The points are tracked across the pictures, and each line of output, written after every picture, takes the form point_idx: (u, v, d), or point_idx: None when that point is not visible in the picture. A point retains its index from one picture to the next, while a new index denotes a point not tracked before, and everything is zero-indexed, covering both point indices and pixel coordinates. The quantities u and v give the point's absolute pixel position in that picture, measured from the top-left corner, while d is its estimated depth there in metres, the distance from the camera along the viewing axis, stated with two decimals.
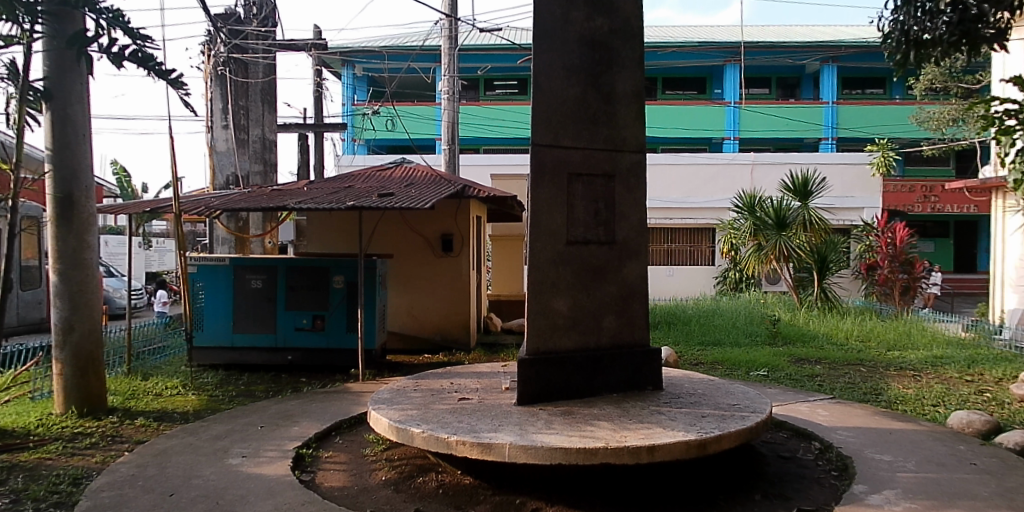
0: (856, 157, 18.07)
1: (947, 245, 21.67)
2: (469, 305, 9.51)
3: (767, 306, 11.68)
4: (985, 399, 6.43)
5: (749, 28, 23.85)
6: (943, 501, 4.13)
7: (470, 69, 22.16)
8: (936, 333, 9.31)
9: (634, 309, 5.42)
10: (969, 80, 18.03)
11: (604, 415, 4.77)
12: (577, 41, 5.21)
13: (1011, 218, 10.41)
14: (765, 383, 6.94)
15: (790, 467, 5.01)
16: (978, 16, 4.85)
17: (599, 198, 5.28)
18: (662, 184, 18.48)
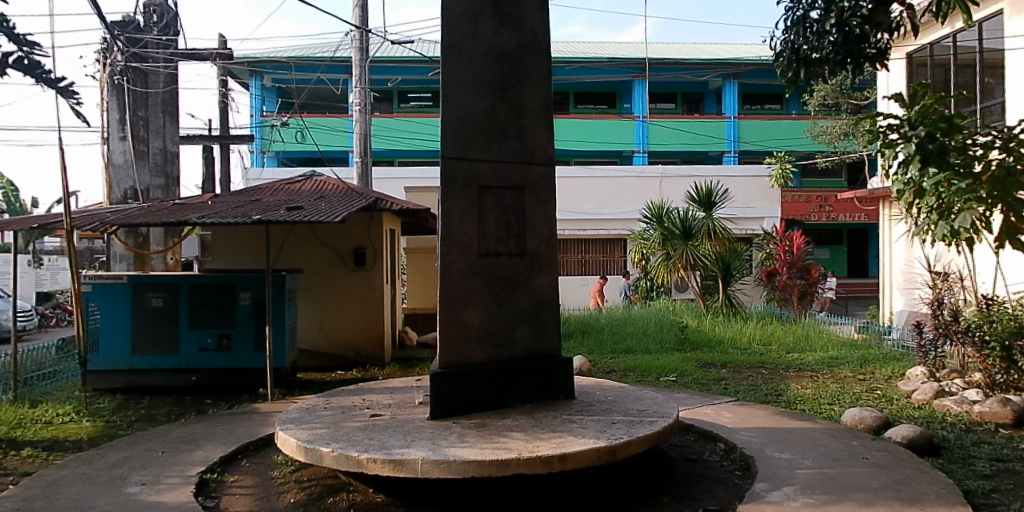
0: (755, 170, 19.07)
1: (841, 252, 22.90)
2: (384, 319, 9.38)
3: (675, 313, 12.04)
4: (875, 396, 6.82)
5: (655, 45, 24.73)
6: (838, 494, 4.33)
7: (381, 82, 22.05)
8: (832, 334, 9.83)
9: (544, 320, 5.48)
10: (858, 97, 19.26)
11: (517, 426, 4.77)
12: (485, 55, 5.23)
13: (896, 225, 11.13)
14: (673, 388, 7.11)
15: (697, 469, 5.15)
16: (862, 37, 5.17)
17: (509, 210, 5.32)
18: (576, 196, 18.81)
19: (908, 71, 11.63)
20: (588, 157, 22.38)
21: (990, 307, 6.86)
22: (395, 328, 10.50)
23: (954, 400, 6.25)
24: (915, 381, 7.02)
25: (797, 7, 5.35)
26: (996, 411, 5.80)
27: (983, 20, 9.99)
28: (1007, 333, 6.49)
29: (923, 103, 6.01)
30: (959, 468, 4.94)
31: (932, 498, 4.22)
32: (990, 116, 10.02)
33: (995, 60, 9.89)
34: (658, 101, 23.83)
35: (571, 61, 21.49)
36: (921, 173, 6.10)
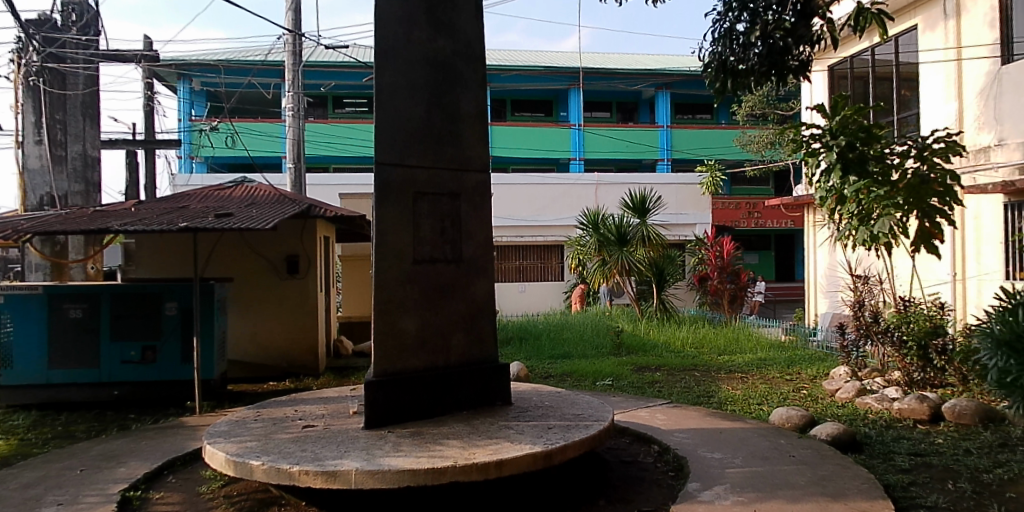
0: (687, 177, 19.67)
1: (769, 257, 23.65)
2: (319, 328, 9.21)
3: (610, 317, 12.20)
4: (802, 395, 7.07)
5: (591, 55, 25.18)
6: (767, 492, 4.45)
7: (314, 87, 21.73)
8: (761, 337, 10.14)
9: (481, 326, 5.47)
10: (784, 107, 20.01)
11: (453, 433, 4.74)
12: (419, 61, 5.20)
13: (819, 231, 11.60)
14: (610, 392, 7.20)
15: (632, 471, 5.23)
16: (785, 50, 5.33)
17: (444, 217, 5.29)
18: (511, 204, 18.92)
19: (830, 83, 12.23)
20: (527, 164, 22.51)
21: (907, 308, 7.21)
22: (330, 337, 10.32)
23: (875, 398, 6.53)
24: (838, 380, 7.31)
25: (723, 20, 5.53)
26: (915, 407, 6.09)
27: (899, 36, 10.53)
28: (923, 333, 6.85)
29: (843, 114, 6.31)
30: (880, 463, 5.15)
31: (855, 493, 4.39)
32: (906, 126, 10.56)
33: (909, 73, 10.41)
34: (594, 110, 24.22)
35: (507, 69, 21.58)
36: (842, 181, 6.38)
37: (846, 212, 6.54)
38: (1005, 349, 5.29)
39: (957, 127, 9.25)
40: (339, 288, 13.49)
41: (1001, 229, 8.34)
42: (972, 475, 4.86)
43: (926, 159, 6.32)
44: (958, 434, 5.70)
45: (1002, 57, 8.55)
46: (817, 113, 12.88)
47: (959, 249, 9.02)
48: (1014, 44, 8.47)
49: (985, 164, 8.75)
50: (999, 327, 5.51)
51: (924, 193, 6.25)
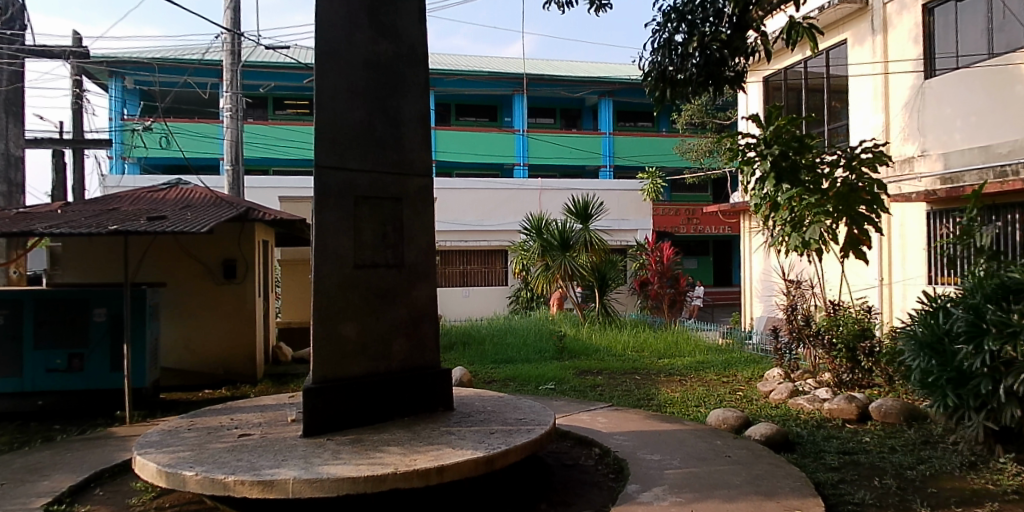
0: (629, 184, 19.91)
1: (707, 263, 24.21)
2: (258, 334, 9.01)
3: (553, 322, 12.29)
4: (738, 396, 7.26)
5: (536, 62, 25.42)
6: (703, 492, 4.54)
7: (252, 88, 21.32)
8: (699, 340, 10.38)
9: (423, 331, 5.44)
10: (722, 116, 20.56)
11: (394, 440, 4.69)
12: (360, 63, 5.14)
13: (755, 237, 11.96)
14: (552, 396, 7.25)
15: (573, 474, 5.27)
16: (722, 61, 5.43)
17: (386, 221, 5.25)
18: (457, 208, 18.76)
19: (764, 94, 12.64)
20: (470, 169, 22.59)
21: (836, 311, 7.50)
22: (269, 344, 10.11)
23: (807, 399, 6.77)
24: (772, 381, 7.54)
25: (663, 31, 5.66)
26: (843, 407, 6.33)
27: (830, 49, 10.95)
28: (852, 335, 7.15)
29: (777, 124, 6.54)
30: (812, 462, 5.33)
31: (788, 491, 4.53)
32: (837, 137, 10.99)
33: (840, 86, 10.83)
34: (538, 116, 24.44)
35: (452, 73, 21.51)
36: (776, 188, 6.60)
37: (780, 219, 6.77)
38: (927, 350, 5.56)
39: (884, 138, 9.69)
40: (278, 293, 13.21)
41: (924, 236, 8.77)
42: (897, 472, 5.07)
43: (854, 168, 6.59)
44: (884, 432, 5.95)
45: (925, 72, 9.00)
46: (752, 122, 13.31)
47: (886, 255, 9.42)
48: (935, 60, 8.92)
49: (910, 174, 9.18)
50: (920, 330, 5.74)
51: (853, 202, 6.52)
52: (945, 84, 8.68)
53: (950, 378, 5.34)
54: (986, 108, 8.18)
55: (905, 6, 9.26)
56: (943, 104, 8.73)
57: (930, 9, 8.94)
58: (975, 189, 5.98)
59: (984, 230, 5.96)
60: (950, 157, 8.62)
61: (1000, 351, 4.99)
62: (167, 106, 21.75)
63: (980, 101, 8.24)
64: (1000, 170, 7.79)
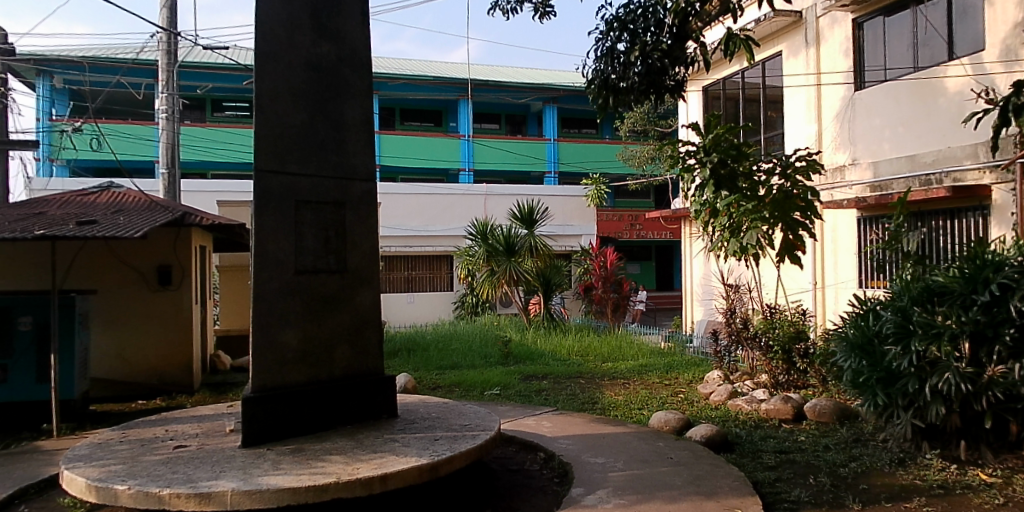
0: (572, 189, 20.22)
1: (650, 268, 24.66)
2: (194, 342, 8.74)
3: (499, 327, 12.33)
4: (679, 399, 7.40)
5: (481, 67, 25.49)
6: (646, 494, 4.61)
7: (190, 89, 20.73)
8: (642, 344, 10.53)
9: (367, 337, 5.37)
10: (664, 124, 20.97)
11: (337, 449, 4.62)
12: (301, 65, 5.06)
13: (695, 243, 12.25)
14: (497, 401, 7.26)
15: (518, 479, 5.28)
16: (663, 70, 5.55)
17: (329, 226, 5.17)
18: (402, 213, 18.59)
19: (704, 103, 12.99)
20: (416, 174, 22.49)
21: (772, 314, 7.73)
22: (207, 352, 9.83)
23: (745, 400, 6.95)
24: (712, 384, 7.72)
25: (605, 39, 5.74)
26: (780, 407, 6.52)
27: (766, 61, 11.31)
28: (787, 338, 7.39)
29: (715, 132, 6.70)
30: (750, 461, 5.47)
31: (727, 491, 4.64)
32: (773, 145, 11.37)
33: (775, 96, 11.20)
34: (483, 122, 24.50)
35: (396, 77, 21.31)
36: (715, 195, 6.77)
37: (718, 225, 6.95)
38: (857, 351, 5.77)
39: (817, 147, 10.06)
40: (217, 300, 12.84)
41: (854, 241, 9.12)
42: (830, 470, 5.25)
43: (789, 176, 6.82)
44: (818, 431, 6.15)
45: (855, 84, 9.40)
46: (692, 131, 13.67)
47: (819, 260, 9.77)
48: (865, 72, 9.33)
49: (841, 182, 9.58)
50: (852, 331, 5.96)
51: (788, 208, 6.74)
52: (874, 96, 9.06)
53: (880, 378, 5.53)
54: (911, 119, 8.56)
55: (836, 20, 9.67)
56: (873, 115, 9.12)
57: (860, 23, 9.40)
58: (900, 196, 6.26)
59: (910, 236, 6.25)
60: (879, 165, 9.00)
61: (926, 351, 5.25)
62: (98, 107, 20.95)
63: (906, 112, 8.62)
64: (925, 179, 8.22)
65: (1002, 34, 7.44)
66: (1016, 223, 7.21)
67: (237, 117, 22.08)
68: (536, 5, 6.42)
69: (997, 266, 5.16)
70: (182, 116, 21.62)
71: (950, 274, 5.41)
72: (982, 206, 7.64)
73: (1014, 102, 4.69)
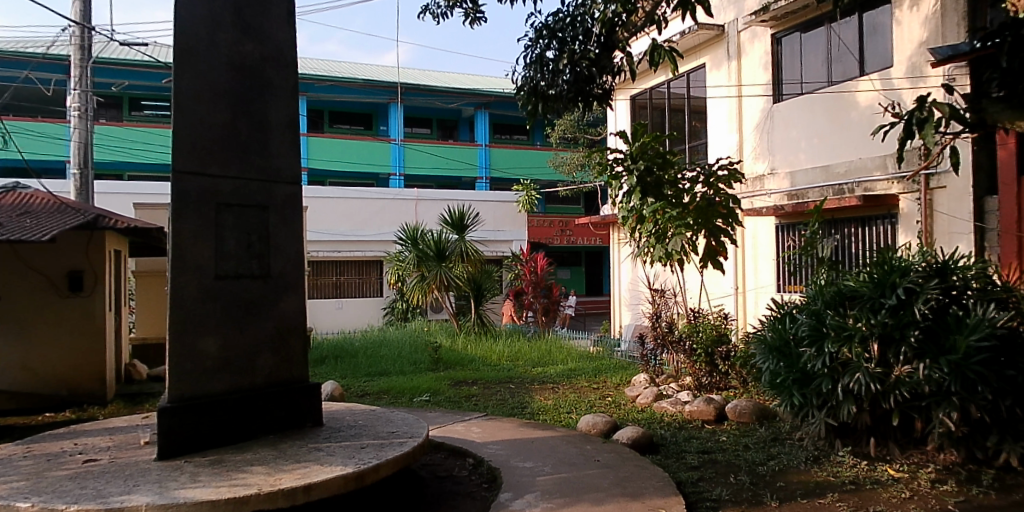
0: (504, 196, 20.24)
1: (580, 273, 25.03)
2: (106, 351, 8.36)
3: (430, 333, 12.27)
4: (606, 402, 7.51)
5: (412, 72, 25.38)
6: (573, 496, 4.66)
7: (105, 86, 19.85)
8: (572, 349, 10.62)
9: (291, 345, 5.23)
10: (593, 132, 21.34)
11: (258, 459, 4.48)
12: (223, 64, 4.91)
13: (623, 248, 12.49)
14: (426, 407, 7.21)
15: (447, 485, 5.24)
16: (590, 78, 5.66)
17: (251, 230, 5.03)
18: (332, 217, 18.27)
19: (631, 112, 13.30)
20: (345, 178, 22.19)
21: (697, 318, 7.96)
22: (122, 361, 9.42)
23: (670, 402, 7.11)
24: (639, 386, 7.88)
25: (534, 47, 5.82)
26: (703, 408, 6.71)
27: (691, 72, 11.60)
28: (710, 341, 7.62)
29: (642, 141, 6.84)
30: (674, 462, 5.59)
31: (652, 491, 4.74)
32: (697, 154, 11.69)
33: (699, 106, 11.52)
34: (413, 126, 24.37)
35: (323, 78, 20.98)
36: (642, 202, 6.91)
37: (645, 231, 7.12)
38: (775, 353, 5.99)
39: (738, 156, 10.43)
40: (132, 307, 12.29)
41: (773, 247, 9.49)
42: (750, 468, 5.42)
43: (712, 184, 7.05)
44: (738, 431, 6.35)
45: (774, 96, 9.79)
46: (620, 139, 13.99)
47: (740, 266, 10.11)
48: (783, 85, 9.74)
49: (761, 190, 9.95)
50: (770, 334, 6.20)
51: (711, 215, 6.97)
52: (792, 108, 9.46)
53: (796, 379, 5.74)
54: (827, 131, 8.96)
55: (756, 35, 10.06)
56: (790, 127, 9.50)
57: (779, 39, 9.79)
58: (816, 204, 6.50)
59: (824, 242, 6.52)
60: (795, 175, 9.40)
61: (838, 353, 5.49)
62: (5, 103, 19.79)
63: (821, 124, 9.03)
64: (838, 188, 8.67)
65: (908, 52, 7.88)
66: (921, 231, 7.70)
67: (159, 117, 21.23)
68: (467, 10, 6.44)
69: (903, 271, 5.47)
70: (98, 115, 20.68)
71: (860, 279, 5.69)
72: (891, 214, 8.11)
73: (916, 117, 4.98)
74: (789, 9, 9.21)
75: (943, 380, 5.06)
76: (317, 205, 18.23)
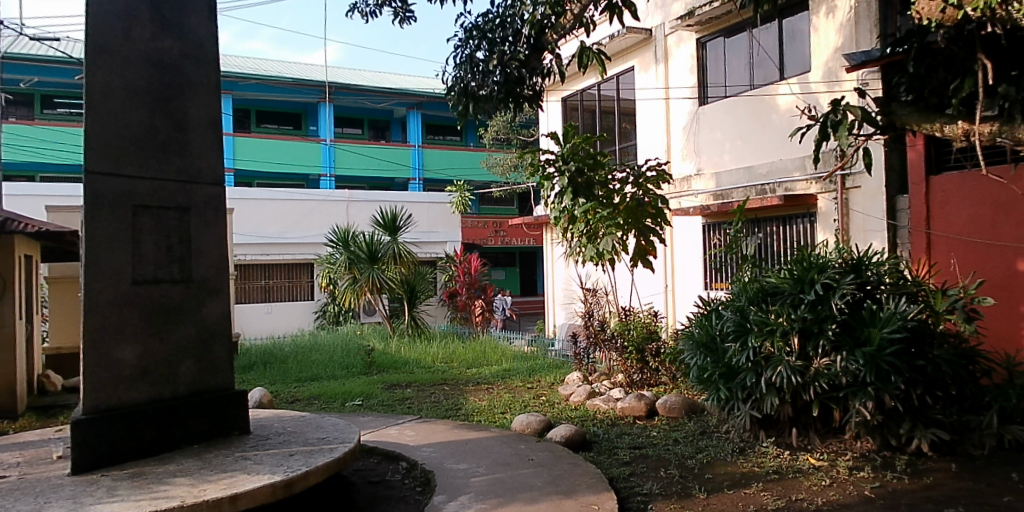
0: (438, 196, 20.16)
1: (514, 274, 25.16)
2: (16, 363, 7.94)
3: (362, 337, 12.08)
4: (541, 401, 7.57)
5: (343, 71, 25.00)
6: (506, 496, 4.66)
7: (14, 82, 18.83)
8: (507, 349, 10.64)
9: (215, 351, 5.03)
10: (526, 133, 21.49)
11: (182, 470, 4.31)
12: (140, 61, 4.67)
13: (556, 248, 12.60)
14: (359, 412, 7.12)
15: (379, 490, 5.16)
16: (519, 80, 5.65)
17: (171, 233, 4.80)
18: (259, 219, 17.81)
19: (563, 114, 13.42)
20: (273, 179, 21.73)
21: (627, 317, 8.13)
22: (33, 372, 8.96)
23: (603, 400, 7.23)
24: (572, 385, 7.96)
25: (465, 47, 5.82)
26: (634, 405, 6.82)
27: (620, 75, 11.79)
28: (641, 338, 7.78)
29: (573, 142, 6.92)
30: (606, 458, 5.68)
31: (584, 488, 4.79)
32: (628, 155, 11.88)
33: (629, 109, 11.73)
34: (344, 126, 24.00)
35: (248, 77, 20.41)
36: (573, 202, 6.93)
37: (576, 231, 7.22)
38: (703, 349, 6.15)
39: (666, 157, 10.68)
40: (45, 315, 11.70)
41: (700, 246, 9.76)
42: (679, 462, 5.55)
43: (641, 185, 7.23)
44: (668, 426, 6.50)
45: (699, 99, 10.05)
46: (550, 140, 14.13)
47: (669, 264, 10.35)
48: (708, 89, 10.01)
49: (688, 191, 10.23)
50: (698, 330, 6.38)
51: (640, 215, 7.15)
52: (717, 111, 9.73)
53: (722, 373, 5.90)
54: (750, 133, 9.25)
55: (682, 39, 10.30)
56: (715, 129, 9.78)
57: (704, 43, 10.05)
58: (738, 204, 6.76)
59: (748, 241, 6.74)
60: (720, 176, 9.68)
61: (761, 347, 5.68)
62: None
63: (744, 126, 9.33)
64: (761, 188, 8.92)
65: (826, 57, 8.22)
66: (838, 228, 8.06)
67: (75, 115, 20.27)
68: (396, 9, 6.39)
69: (821, 268, 5.74)
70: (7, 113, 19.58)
71: (781, 276, 5.92)
72: (810, 213, 8.47)
73: (831, 119, 5.20)
74: (712, 14, 9.47)
75: (859, 371, 5.28)
76: (243, 206, 17.75)
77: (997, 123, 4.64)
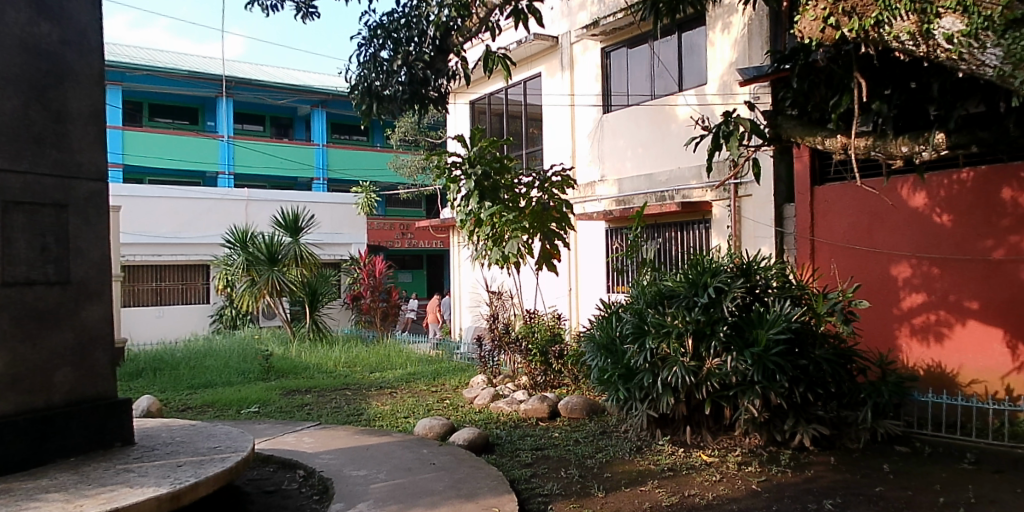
0: (341, 197, 19.79)
1: (422, 276, 24.99)
2: None
3: (260, 341, 11.72)
4: (444, 405, 7.55)
5: (245, 66, 24.16)
6: (407, 502, 4.61)
7: None
8: (411, 353, 10.60)
9: (96, 358, 4.69)
10: (434, 135, 21.40)
11: (55, 485, 4.00)
12: (13, 45, 4.31)
13: (462, 251, 12.64)
14: (255, 419, 6.89)
15: (274, 500, 4.99)
16: (424, 80, 5.62)
17: (47, 231, 4.46)
18: (151, 219, 16.90)
19: (471, 117, 13.46)
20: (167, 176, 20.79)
21: (532, 320, 8.25)
22: None
23: (506, 402, 7.29)
24: (476, 388, 8.00)
25: (369, 46, 5.74)
26: (536, 406, 6.92)
27: (527, 80, 11.94)
28: (544, 340, 7.93)
29: (479, 146, 6.99)
30: (508, 460, 5.73)
31: (486, 491, 4.80)
32: (534, 160, 12.05)
33: (535, 114, 11.88)
34: (245, 122, 23.16)
35: (137, 67, 19.34)
36: (479, 205, 7.01)
37: (482, 234, 7.25)
38: (604, 350, 6.30)
39: (571, 163, 10.95)
40: None
41: (603, 250, 9.98)
42: (579, 462, 5.65)
43: (546, 189, 7.30)
44: (570, 426, 6.62)
45: (604, 107, 10.35)
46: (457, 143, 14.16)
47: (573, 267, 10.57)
48: (612, 97, 10.31)
49: (592, 196, 10.48)
50: (598, 333, 6.53)
51: (545, 219, 7.24)
52: (620, 119, 10.02)
53: (620, 374, 6.07)
54: (650, 141, 9.57)
55: (587, 47, 10.55)
56: (618, 137, 10.08)
57: (608, 52, 10.32)
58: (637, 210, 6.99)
59: (646, 245, 6.98)
60: (623, 182, 9.96)
61: (658, 348, 5.87)
62: None
63: (645, 134, 9.64)
64: (660, 195, 9.22)
65: (722, 71, 8.59)
66: (731, 235, 8.48)
67: None
68: (298, 5, 6.25)
69: (713, 272, 5.99)
70: None
71: (677, 280, 6.14)
72: (705, 220, 8.85)
73: (723, 130, 5.46)
74: (616, 25, 9.72)
75: (747, 370, 5.55)
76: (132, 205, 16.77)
77: (870, 138, 5.00)
